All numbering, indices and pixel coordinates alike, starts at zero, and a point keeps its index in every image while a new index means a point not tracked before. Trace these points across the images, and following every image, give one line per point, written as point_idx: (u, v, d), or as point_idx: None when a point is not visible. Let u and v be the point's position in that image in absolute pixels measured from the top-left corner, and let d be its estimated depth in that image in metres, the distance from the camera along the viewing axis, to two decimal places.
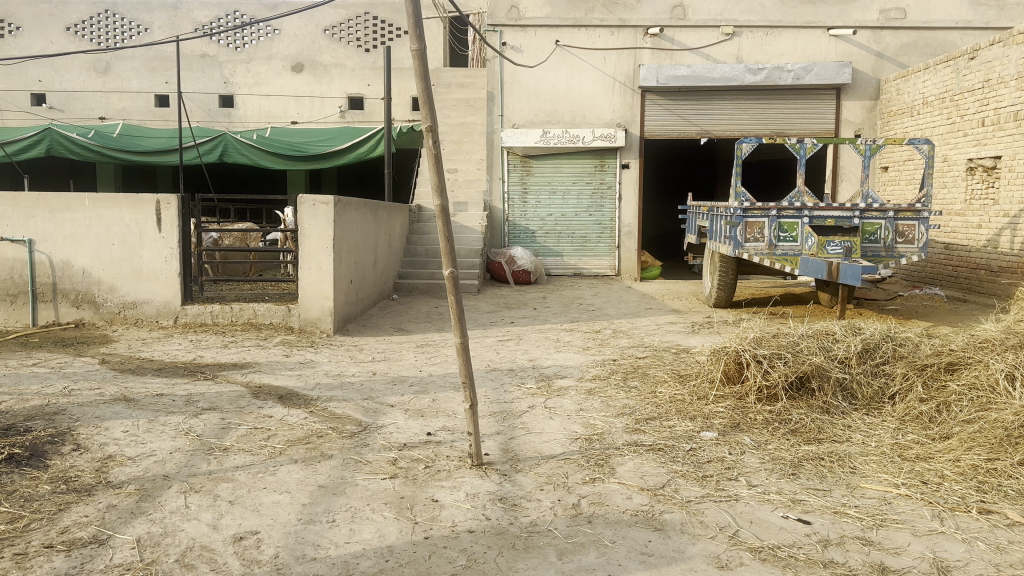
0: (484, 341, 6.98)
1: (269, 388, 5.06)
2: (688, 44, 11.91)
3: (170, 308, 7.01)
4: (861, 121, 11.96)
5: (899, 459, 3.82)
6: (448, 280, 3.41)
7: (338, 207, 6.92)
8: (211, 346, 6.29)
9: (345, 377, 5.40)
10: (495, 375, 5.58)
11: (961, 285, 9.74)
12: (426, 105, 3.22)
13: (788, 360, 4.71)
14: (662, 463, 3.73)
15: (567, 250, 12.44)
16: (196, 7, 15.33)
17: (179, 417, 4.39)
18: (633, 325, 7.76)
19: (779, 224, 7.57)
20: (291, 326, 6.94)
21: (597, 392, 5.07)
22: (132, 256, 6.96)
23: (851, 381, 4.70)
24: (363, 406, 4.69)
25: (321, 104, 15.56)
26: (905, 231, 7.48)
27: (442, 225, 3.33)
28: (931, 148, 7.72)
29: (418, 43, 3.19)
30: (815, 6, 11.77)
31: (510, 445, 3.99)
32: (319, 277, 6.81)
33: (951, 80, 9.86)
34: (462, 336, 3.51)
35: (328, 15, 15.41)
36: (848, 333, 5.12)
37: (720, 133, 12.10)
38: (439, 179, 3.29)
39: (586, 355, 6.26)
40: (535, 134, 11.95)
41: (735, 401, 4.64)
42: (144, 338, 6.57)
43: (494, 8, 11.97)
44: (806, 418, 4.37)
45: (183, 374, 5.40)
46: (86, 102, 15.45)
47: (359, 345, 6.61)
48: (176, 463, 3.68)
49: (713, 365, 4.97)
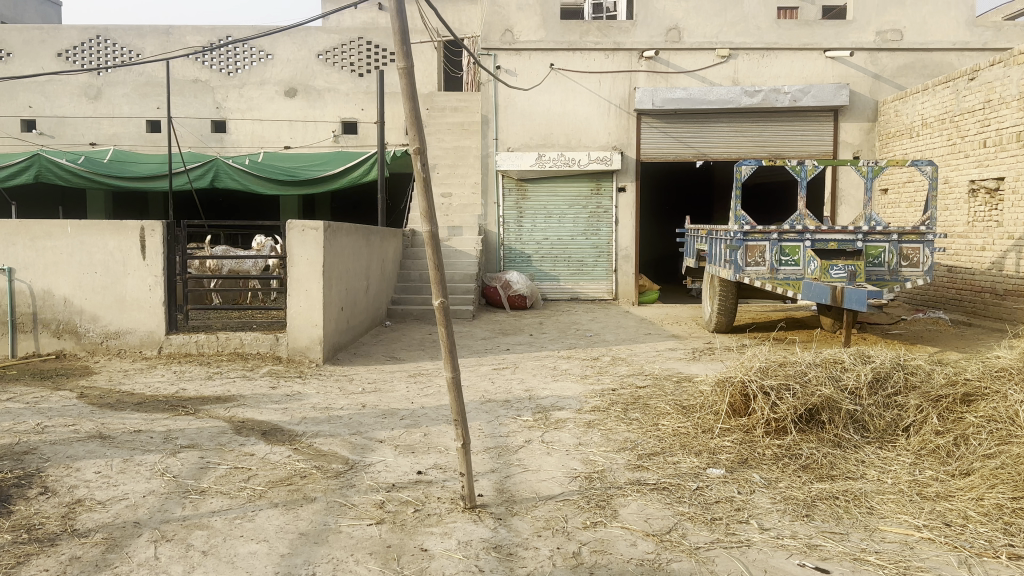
0: (479, 369, 6.75)
1: (253, 423, 4.82)
2: (684, 67, 11.83)
3: (154, 338, 6.77)
4: (859, 142, 11.84)
5: (918, 498, 3.60)
6: (438, 309, 3.20)
7: (328, 233, 6.72)
8: (194, 377, 6.05)
9: (333, 411, 5.17)
10: (490, 407, 5.34)
11: (965, 308, 9.55)
12: (414, 125, 3.03)
13: (797, 391, 4.51)
14: (667, 504, 3.51)
15: (563, 274, 12.24)
16: (189, 32, 15.26)
17: (155, 457, 4.15)
18: (632, 351, 7.54)
19: (780, 247, 7.37)
20: (279, 355, 6.71)
21: (596, 425, 4.84)
22: (115, 284, 6.74)
23: (862, 413, 4.49)
24: (351, 442, 4.45)
25: (314, 129, 15.42)
26: (909, 254, 7.29)
27: (431, 253, 3.12)
28: (934, 170, 7.51)
29: (406, 61, 3.01)
30: (812, 28, 11.70)
31: (505, 485, 3.76)
32: (309, 305, 6.59)
33: (951, 100, 9.74)
34: (453, 370, 3.30)
35: (322, 40, 15.32)
36: (857, 362, 4.93)
37: (717, 155, 11.97)
38: (427, 204, 3.09)
39: (585, 385, 6.03)
40: (530, 157, 11.81)
41: (742, 434, 4.42)
42: (126, 369, 6.33)
43: (488, 32, 11.88)
44: (817, 453, 4.15)
45: (164, 409, 5.16)
46: (77, 128, 15.29)
47: (348, 375, 6.38)
48: (150, 508, 3.45)
49: (717, 396, 4.77)
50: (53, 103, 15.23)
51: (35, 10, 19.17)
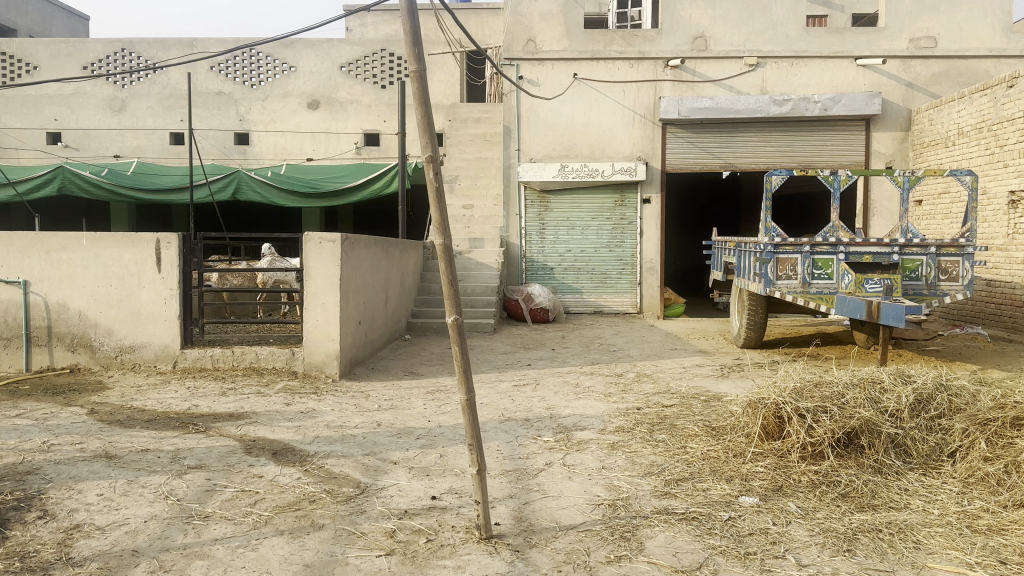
0: (500, 386, 6.54)
1: (264, 443, 4.66)
2: (710, 76, 11.60)
3: (169, 352, 6.64)
4: (892, 152, 11.53)
5: (969, 532, 3.34)
6: (453, 327, 3.01)
7: (346, 245, 6.58)
8: (208, 393, 5.91)
9: (347, 430, 4.98)
10: (510, 426, 5.12)
11: (1005, 323, 9.20)
12: (426, 130, 2.84)
13: (834, 413, 4.26)
14: (697, 536, 3.29)
15: (587, 287, 12.02)
16: (213, 45, 15.31)
17: (161, 478, 4.00)
18: (657, 368, 7.31)
19: (812, 260, 7.11)
20: (294, 370, 6.56)
21: (620, 446, 4.61)
22: (130, 298, 6.63)
23: (905, 437, 4.24)
24: (363, 463, 4.27)
25: (336, 140, 15.36)
26: (948, 268, 6.99)
27: (445, 267, 2.93)
28: (974, 180, 7.17)
29: (418, 63, 2.83)
30: (842, 35, 11.44)
31: (523, 513, 3.55)
32: (326, 319, 6.44)
33: (988, 109, 9.42)
34: (468, 392, 3.10)
35: (344, 51, 15.29)
36: (897, 382, 4.69)
37: (745, 166, 11.70)
38: (441, 216, 2.91)
39: (609, 403, 5.80)
40: (552, 167, 11.64)
41: (776, 459, 4.17)
42: (139, 385, 6.20)
43: (511, 41, 11.74)
44: (857, 480, 3.90)
45: (173, 427, 5.01)
46: (101, 140, 15.37)
47: (365, 391, 6.20)
48: (150, 535, 3.28)
49: (749, 418, 4.53)
50: (77, 115, 15.32)
51: (64, 24, 19.40)
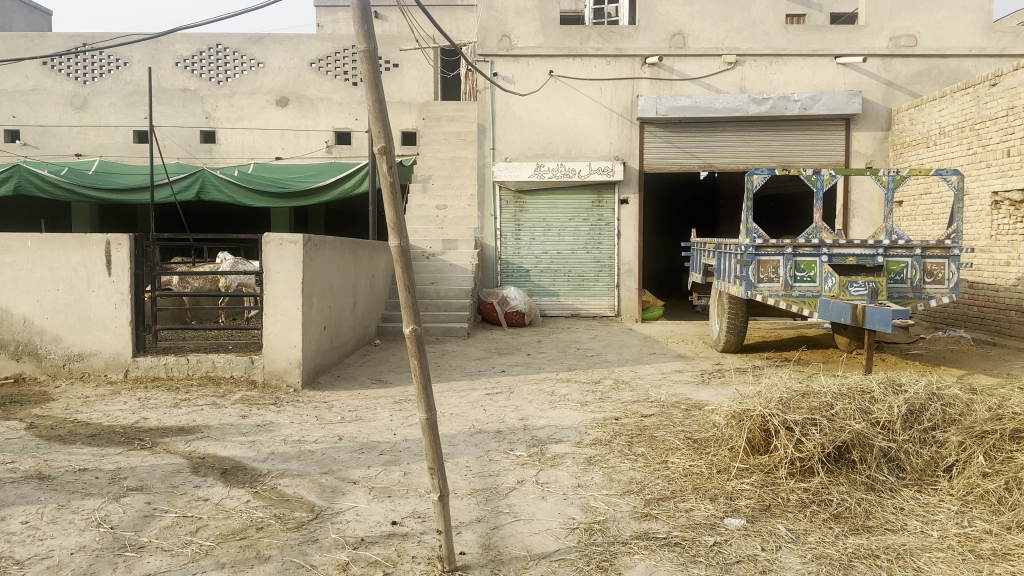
0: (471, 395, 6.22)
1: (214, 461, 4.32)
2: (688, 74, 11.38)
3: (120, 360, 6.26)
4: (873, 152, 11.37)
5: (973, 558, 3.08)
6: (411, 338, 2.70)
7: (308, 246, 6.24)
8: (159, 405, 5.55)
9: (305, 445, 4.64)
10: (480, 439, 4.82)
11: (988, 327, 9.05)
12: (378, 117, 2.53)
13: (824, 426, 4.01)
14: (680, 565, 3.01)
15: (564, 289, 11.75)
16: (177, 41, 14.90)
17: (96, 502, 3.65)
18: (636, 374, 7.04)
19: (795, 262, 6.87)
20: (254, 380, 6.21)
21: (597, 461, 4.32)
22: (78, 302, 6.25)
23: (898, 451, 3.99)
24: (320, 484, 3.94)
25: (307, 138, 14.98)
26: (933, 270, 6.79)
27: (401, 272, 2.62)
28: (960, 179, 6.95)
29: (367, 43, 2.52)
30: (822, 34, 11.26)
31: (492, 540, 3.25)
32: (287, 325, 6.10)
33: (971, 108, 9.26)
34: (428, 410, 2.80)
35: (314, 47, 14.91)
36: (888, 391, 4.46)
37: (724, 165, 11.49)
38: (396, 214, 2.60)
39: (585, 413, 5.50)
40: (528, 167, 11.35)
41: (763, 475, 3.89)
42: (86, 396, 5.82)
43: (485, 37, 11.45)
44: (850, 499, 3.64)
45: (117, 442, 4.65)
46: (61, 138, 14.86)
47: (328, 401, 5.87)
48: (73, 570, 2.94)
49: (734, 431, 4.26)
50: (37, 112, 14.81)
51: (23, 18, 18.78)
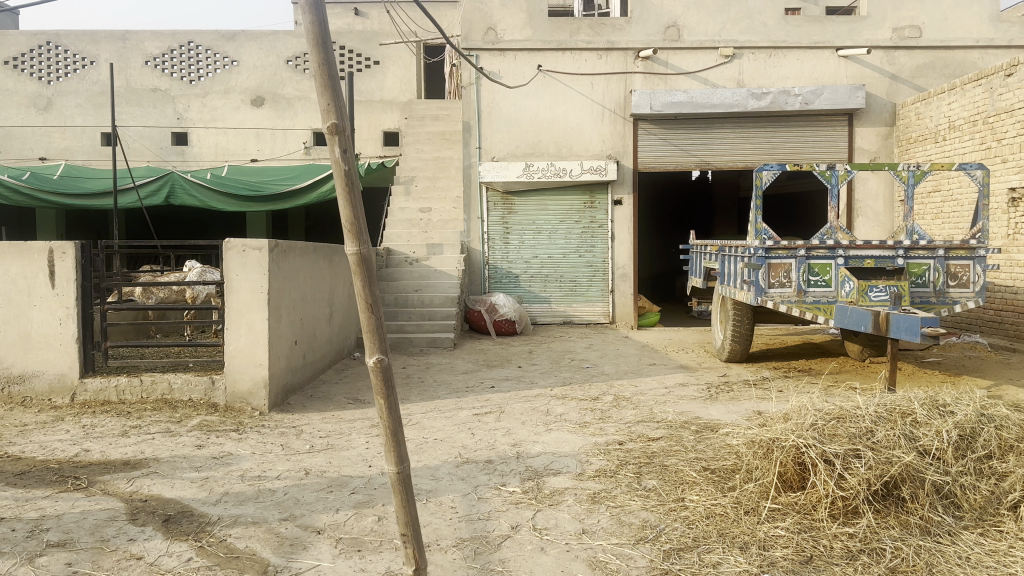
0: (457, 416, 5.62)
1: (156, 505, 3.71)
2: (683, 68, 10.85)
3: (66, 382, 5.64)
4: (876, 148, 10.89)
5: None
6: (375, 372, 2.11)
7: (274, 252, 5.62)
8: (105, 434, 4.92)
9: (266, 483, 4.03)
10: (468, 472, 4.23)
11: (1007, 332, 8.58)
12: (327, 86, 1.94)
13: (868, 458, 3.45)
14: None
15: (554, 295, 11.18)
16: (147, 38, 14.31)
17: (4, 564, 3.03)
18: (637, 388, 6.46)
19: (808, 266, 6.33)
20: (215, 403, 5.59)
21: (603, 499, 3.74)
22: (18, 318, 5.62)
23: (953, 486, 3.43)
24: (277, 535, 3.32)
25: (284, 139, 14.32)
26: (957, 272, 6.28)
27: (361, 286, 2.03)
28: (985, 173, 6.41)
29: None
30: (823, 24, 10.75)
31: None
32: (250, 340, 5.49)
33: (984, 100, 8.76)
34: (398, 462, 2.20)
35: (290, 44, 14.35)
36: (933, 413, 3.88)
37: (722, 163, 10.94)
38: (353, 212, 2.01)
39: (585, 437, 4.92)
40: (515, 167, 10.77)
41: (800, 518, 3.33)
42: (24, 424, 5.18)
43: (469, 30, 10.89)
44: (906, 548, 3.06)
45: (48, 482, 4.03)
46: (25, 141, 14.13)
47: (297, 426, 5.26)
48: None
49: (762, 463, 3.69)
50: None
51: None
